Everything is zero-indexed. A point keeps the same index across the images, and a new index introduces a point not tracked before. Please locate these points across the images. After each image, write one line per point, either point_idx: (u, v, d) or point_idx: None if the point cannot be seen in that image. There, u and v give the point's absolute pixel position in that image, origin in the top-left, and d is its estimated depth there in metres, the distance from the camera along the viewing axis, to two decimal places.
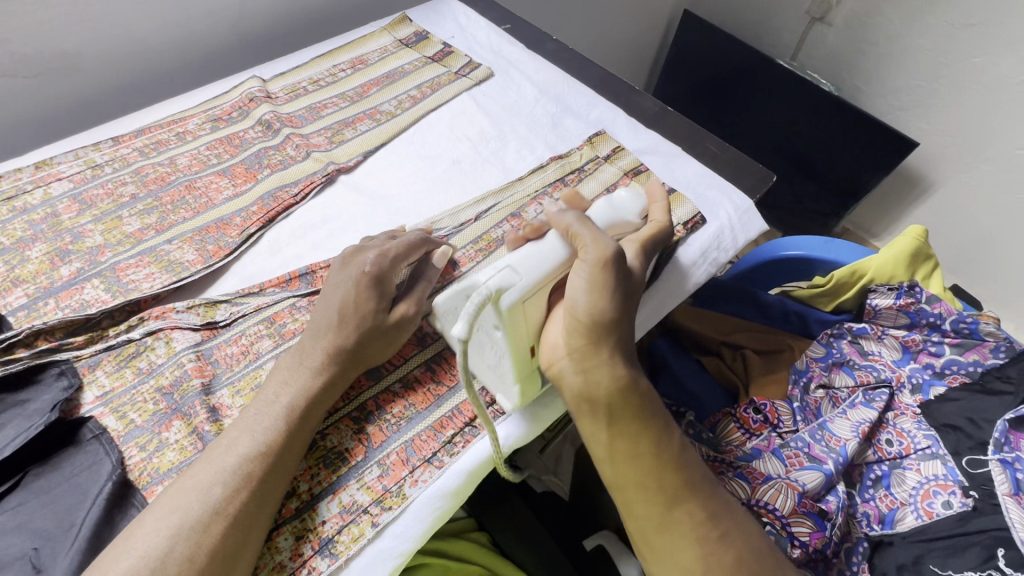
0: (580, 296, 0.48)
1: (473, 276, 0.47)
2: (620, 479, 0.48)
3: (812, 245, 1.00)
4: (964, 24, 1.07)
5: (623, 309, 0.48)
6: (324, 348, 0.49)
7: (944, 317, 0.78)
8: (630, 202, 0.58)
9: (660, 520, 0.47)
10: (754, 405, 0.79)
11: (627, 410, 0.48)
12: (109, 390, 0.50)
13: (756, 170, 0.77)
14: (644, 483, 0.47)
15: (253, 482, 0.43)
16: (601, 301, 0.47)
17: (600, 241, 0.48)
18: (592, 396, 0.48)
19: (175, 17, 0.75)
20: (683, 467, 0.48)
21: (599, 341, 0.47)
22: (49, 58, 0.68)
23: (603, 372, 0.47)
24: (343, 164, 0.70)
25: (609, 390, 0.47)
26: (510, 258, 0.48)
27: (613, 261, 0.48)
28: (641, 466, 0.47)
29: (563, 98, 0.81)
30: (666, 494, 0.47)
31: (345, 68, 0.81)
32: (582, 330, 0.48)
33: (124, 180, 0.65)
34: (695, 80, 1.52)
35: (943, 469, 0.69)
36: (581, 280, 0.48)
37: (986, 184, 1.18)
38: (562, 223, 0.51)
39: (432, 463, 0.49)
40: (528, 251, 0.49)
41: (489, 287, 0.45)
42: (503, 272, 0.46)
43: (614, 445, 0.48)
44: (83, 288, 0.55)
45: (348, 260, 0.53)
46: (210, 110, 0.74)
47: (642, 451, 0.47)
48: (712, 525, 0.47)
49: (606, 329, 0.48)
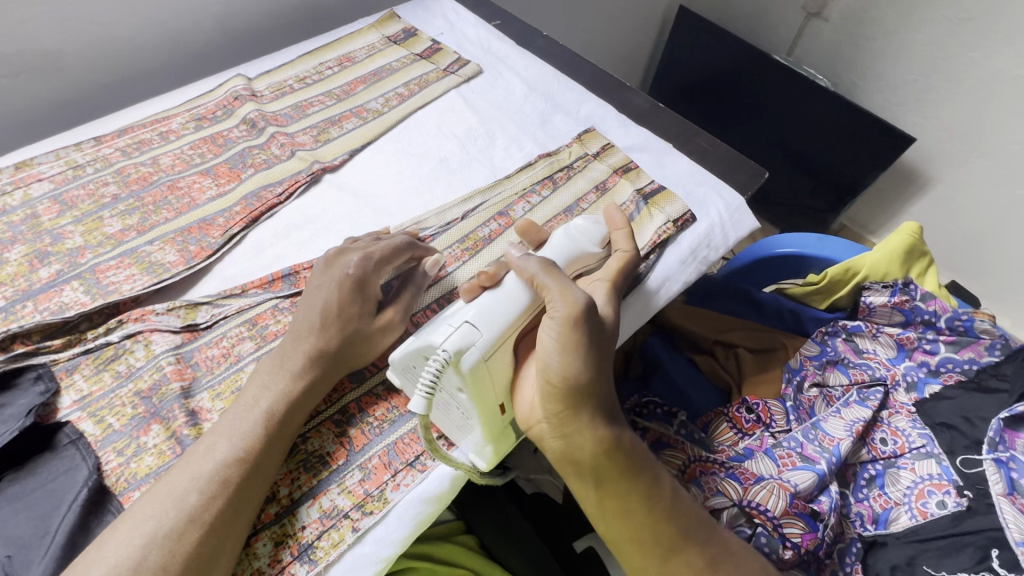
0: (550, 355, 0.46)
1: (431, 338, 0.45)
2: (615, 536, 0.48)
3: (805, 243, 0.99)
4: (960, 18, 1.06)
5: (597, 367, 0.46)
6: (306, 350, 0.48)
7: (939, 314, 0.77)
8: (591, 232, 0.57)
9: (659, 573, 0.47)
10: (746, 404, 0.77)
11: (615, 470, 0.46)
12: (87, 394, 0.49)
13: (748, 166, 0.75)
14: (638, 538, 0.47)
15: (231, 488, 0.42)
16: (571, 361, 0.45)
17: (568, 294, 0.46)
18: (576, 458, 0.46)
19: (158, 14, 0.74)
20: (675, 516, 0.47)
21: (576, 404, 0.46)
22: (29, 57, 0.67)
23: (584, 435, 0.46)
24: (329, 163, 0.69)
25: (590, 452, 0.46)
26: (471, 314, 0.46)
27: (582, 317, 0.46)
28: (634, 522, 0.47)
29: (553, 95, 0.80)
30: (662, 547, 0.47)
31: (332, 66, 0.80)
32: (554, 392, 0.45)
33: (106, 180, 0.64)
34: (690, 77, 1.51)
35: (938, 468, 0.68)
36: (549, 337, 0.46)
37: (983, 179, 1.17)
38: (526, 272, 0.49)
39: (415, 466, 0.48)
40: (489, 304, 0.47)
41: (448, 351, 0.43)
42: (462, 332, 0.44)
43: (604, 504, 0.47)
44: (62, 290, 0.55)
45: (332, 262, 0.52)
46: (194, 109, 0.73)
47: (633, 509, 0.47)
48: (711, 569, 0.47)
49: (581, 390, 0.46)
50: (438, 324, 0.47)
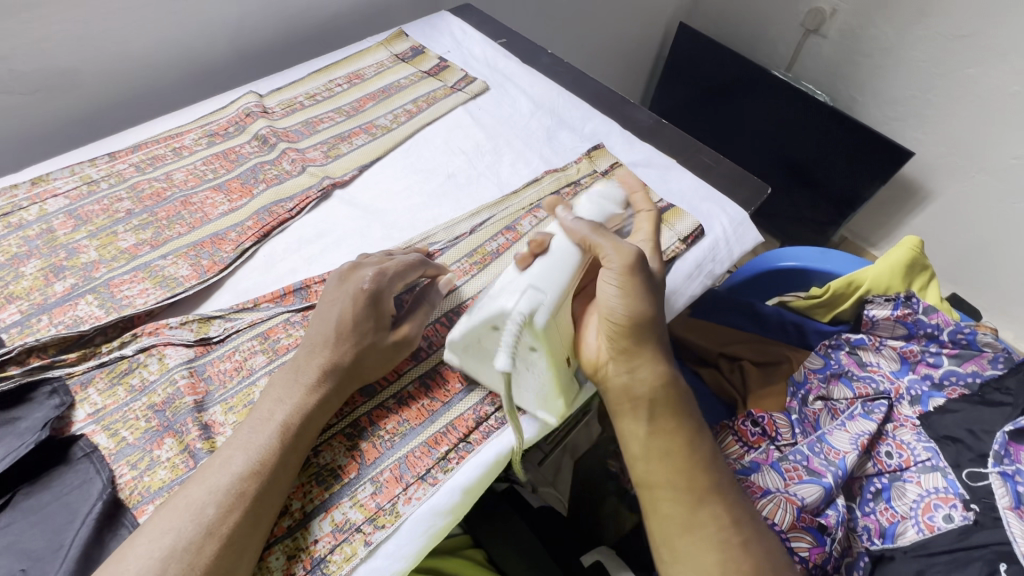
0: (613, 301, 0.51)
1: (501, 303, 0.49)
2: (650, 477, 0.50)
3: (807, 256, 1.00)
4: (956, 35, 1.08)
5: (657, 311, 0.51)
6: (320, 363, 0.49)
7: (942, 327, 0.78)
8: (613, 195, 0.60)
9: (686, 519, 0.48)
10: (752, 417, 0.79)
11: (670, 407, 0.51)
12: (101, 407, 0.50)
13: (750, 182, 0.77)
14: (675, 480, 0.49)
15: (247, 500, 0.42)
16: (633, 305, 0.50)
17: (621, 247, 0.51)
18: (635, 391, 0.51)
19: (173, 33, 0.76)
20: (711, 470, 0.50)
21: (638, 342, 0.51)
22: (46, 75, 0.68)
23: (647, 368, 0.51)
24: (339, 178, 0.70)
25: (652, 386, 0.51)
26: (530, 278, 0.50)
27: (636, 266, 0.51)
28: (674, 463, 0.50)
29: (558, 111, 0.82)
30: (694, 493, 0.49)
31: (341, 83, 0.82)
32: (622, 332, 0.51)
33: (120, 196, 0.65)
34: (690, 93, 1.54)
35: (944, 481, 0.68)
36: (608, 288, 0.51)
37: (983, 193, 1.18)
38: (575, 234, 0.53)
39: (426, 479, 0.48)
40: (547, 266, 0.51)
41: (522, 312, 0.48)
42: (530, 294, 0.49)
43: (649, 441, 0.51)
44: (77, 304, 0.55)
45: (347, 277, 0.53)
46: (206, 126, 0.74)
47: (677, 447, 0.50)
48: (735, 531, 0.48)
49: (644, 330, 0.51)
50: (500, 290, 0.51)
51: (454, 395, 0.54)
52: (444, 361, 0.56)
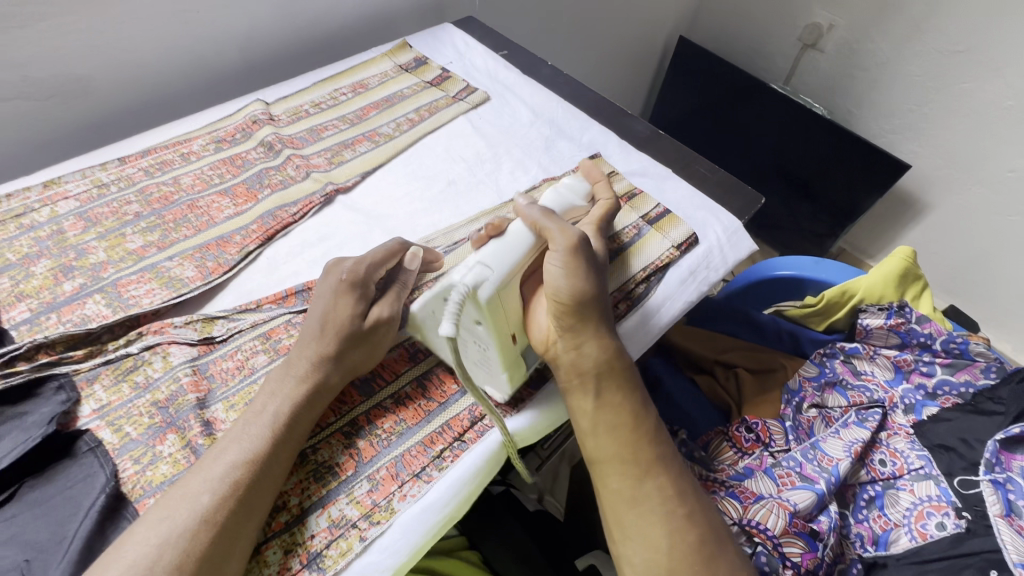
0: (558, 280, 0.52)
1: (448, 277, 0.49)
2: (599, 453, 0.51)
3: (802, 265, 1.01)
4: (952, 50, 1.09)
5: (600, 290, 0.53)
6: (310, 357, 0.50)
7: (934, 337, 0.79)
8: (579, 188, 0.63)
9: (633, 494, 0.49)
10: (746, 423, 0.80)
11: (615, 382, 0.52)
12: (106, 403, 0.51)
13: (745, 192, 0.78)
14: (622, 455, 0.50)
15: (240, 490, 0.43)
16: (578, 282, 0.51)
17: (566, 229, 0.53)
18: (582, 368, 0.52)
19: (184, 42, 0.78)
20: (658, 443, 0.51)
21: (584, 317, 0.52)
22: (61, 82, 0.71)
23: (592, 344, 0.52)
24: (342, 184, 0.72)
25: (598, 361, 0.52)
26: (480, 254, 0.50)
27: (580, 246, 0.53)
28: (621, 437, 0.50)
29: (557, 121, 0.84)
30: (640, 467, 0.49)
31: (346, 92, 0.84)
32: (567, 309, 0.51)
33: (129, 199, 0.67)
34: (689, 104, 1.56)
35: (936, 489, 0.69)
36: (556, 264, 0.52)
37: (979, 205, 1.19)
38: (529, 217, 0.54)
39: (421, 477, 0.50)
40: (496, 247, 0.51)
41: (466, 285, 0.47)
42: (477, 269, 0.48)
43: (598, 417, 0.51)
44: (85, 303, 0.57)
45: (329, 269, 0.54)
46: (214, 132, 0.76)
47: (623, 421, 0.51)
48: (680, 503, 0.49)
49: (590, 305, 0.52)
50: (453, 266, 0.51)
51: (450, 397, 0.55)
52: (440, 363, 0.58)
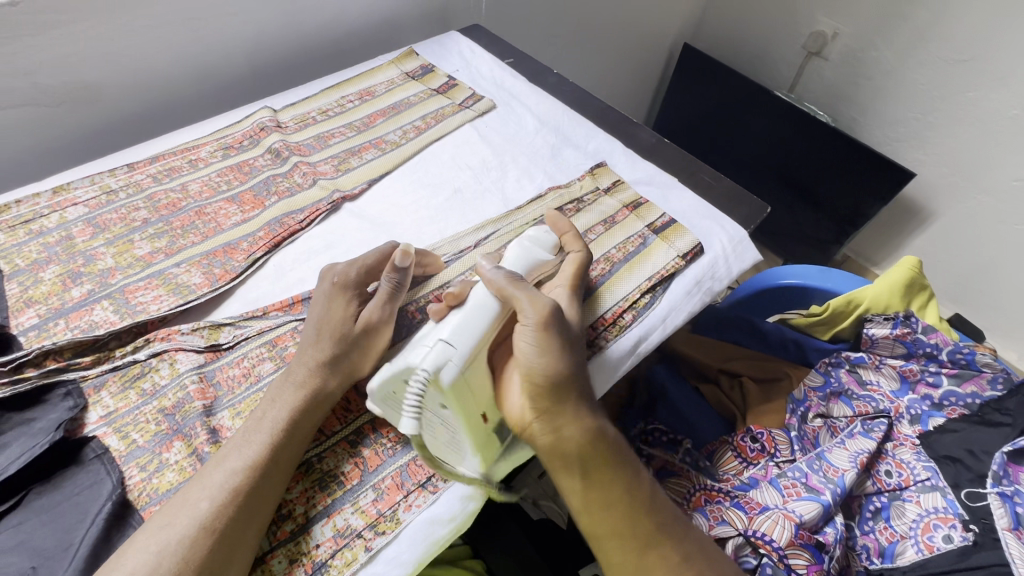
0: (529, 357, 0.50)
1: (407, 361, 0.49)
2: (596, 530, 0.50)
3: (808, 274, 1.01)
4: (957, 59, 1.10)
5: (573, 363, 0.51)
6: (307, 362, 0.51)
7: (941, 347, 0.78)
8: (544, 241, 0.62)
9: (637, 568, 0.48)
10: (750, 433, 0.80)
11: (600, 459, 0.50)
12: (113, 410, 0.51)
13: (750, 201, 0.78)
14: (620, 531, 0.49)
15: (240, 497, 0.43)
16: (552, 359, 0.50)
17: (536, 300, 0.52)
18: (564, 450, 0.49)
19: (193, 49, 0.78)
20: (653, 510, 0.50)
21: (560, 397, 0.49)
22: (71, 89, 0.71)
23: (571, 425, 0.49)
24: (348, 192, 0.72)
25: (579, 442, 0.49)
26: (443, 333, 0.50)
27: (550, 318, 0.51)
28: (615, 515, 0.49)
29: (563, 129, 0.84)
30: (641, 539, 0.49)
31: (353, 99, 0.85)
32: (540, 389, 0.49)
33: (137, 205, 0.67)
34: (694, 111, 1.57)
35: (943, 501, 0.68)
36: (526, 341, 0.51)
37: (984, 214, 1.19)
38: (494, 288, 0.53)
39: (427, 487, 0.50)
40: (461, 324, 0.51)
41: (427, 371, 0.47)
42: (438, 350, 0.48)
43: (589, 497, 0.49)
44: (93, 309, 0.57)
45: (323, 274, 0.56)
46: (222, 139, 0.77)
47: (616, 498, 0.49)
48: (685, 566, 0.49)
49: (564, 383, 0.50)
50: (414, 347, 0.50)
51: None
52: None
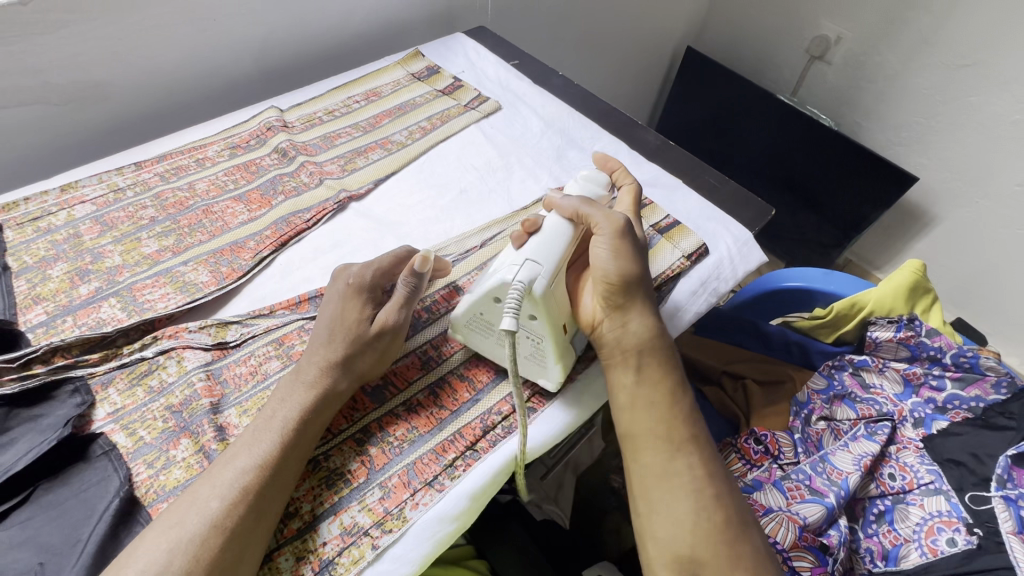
0: (606, 263, 0.53)
1: (499, 277, 0.51)
2: (634, 427, 0.52)
3: (812, 277, 1.01)
4: (959, 64, 1.10)
5: (644, 271, 0.54)
6: (317, 363, 0.51)
7: (945, 350, 0.78)
8: (598, 178, 0.63)
9: (663, 469, 0.50)
10: (755, 435, 0.79)
11: (656, 360, 0.53)
12: (121, 407, 0.51)
13: (755, 203, 0.78)
14: (657, 432, 0.51)
15: (250, 495, 0.43)
16: (627, 263, 0.53)
17: (610, 214, 0.53)
18: (626, 344, 0.53)
19: (201, 50, 0.79)
20: (691, 422, 0.52)
21: (631, 296, 0.53)
22: (80, 88, 0.71)
23: (637, 323, 0.53)
24: (355, 191, 0.72)
25: (642, 338, 0.53)
26: (528, 251, 0.52)
27: (626, 230, 0.54)
28: (657, 414, 0.51)
29: (568, 131, 0.84)
30: (674, 445, 0.50)
31: (359, 100, 0.85)
32: (614, 290, 0.53)
33: (145, 204, 0.68)
34: (697, 114, 1.57)
35: (947, 505, 0.68)
36: (603, 249, 0.53)
37: (987, 219, 1.19)
38: (569, 207, 0.55)
39: (433, 486, 0.50)
40: (545, 240, 0.53)
41: (522, 282, 0.50)
42: (529, 265, 0.51)
43: (636, 392, 0.52)
44: (100, 307, 0.57)
45: (337, 274, 0.56)
46: (229, 138, 0.77)
47: (661, 399, 0.52)
48: (709, 483, 0.49)
49: (636, 285, 0.54)
50: (499, 266, 0.53)
51: (462, 405, 0.55)
52: (453, 371, 0.58)
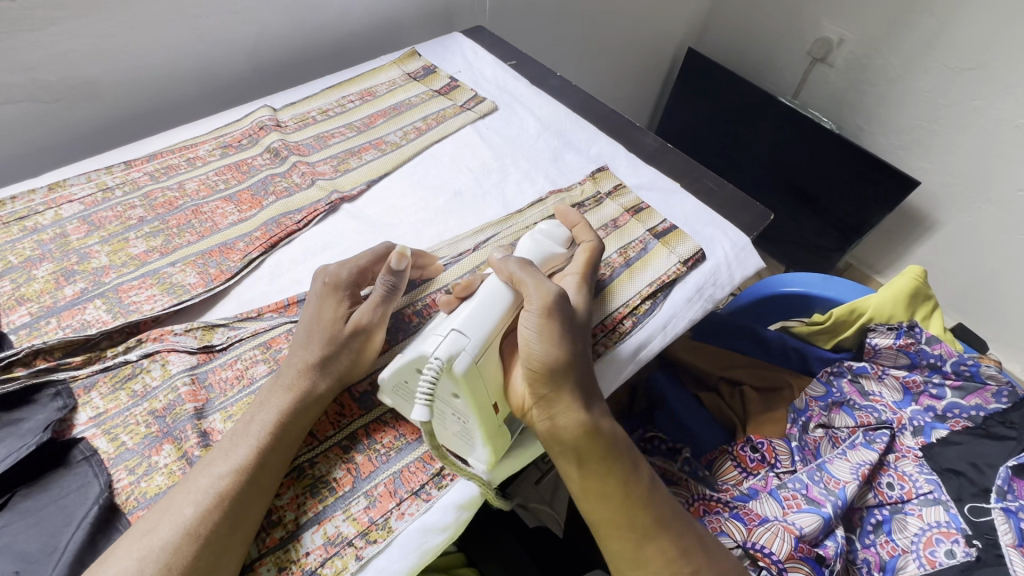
0: (532, 345, 0.50)
1: (421, 349, 0.48)
2: (595, 516, 0.51)
3: (810, 282, 1.00)
4: (962, 67, 1.09)
5: (573, 349, 0.50)
6: (297, 365, 0.50)
7: (945, 358, 0.77)
8: (555, 233, 0.62)
9: (634, 556, 0.49)
10: (751, 443, 0.79)
11: (597, 451, 0.50)
12: (103, 411, 0.50)
13: (754, 208, 0.77)
14: (618, 521, 0.50)
15: (226, 501, 0.43)
16: (552, 347, 0.49)
17: (542, 285, 0.51)
18: (562, 438, 0.50)
19: (194, 48, 0.78)
20: (653, 504, 0.50)
21: (558, 386, 0.49)
22: (70, 85, 0.71)
23: (568, 414, 0.49)
24: (347, 193, 0.71)
25: (577, 433, 0.49)
26: (455, 322, 0.49)
27: (554, 306, 0.51)
28: (614, 504, 0.50)
29: (565, 133, 0.83)
30: (640, 533, 0.49)
31: (354, 99, 0.84)
32: (542, 377, 0.49)
33: (133, 203, 0.67)
34: (698, 116, 1.56)
35: (945, 515, 0.68)
36: (529, 327, 0.50)
37: (988, 224, 1.18)
38: (504, 271, 0.53)
39: (419, 495, 0.49)
40: (476, 309, 0.50)
41: (440, 359, 0.46)
42: (451, 338, 0.48)
43: (587, 484, 0.50)
44: (85, 308, 0.56)
45: (316, 274, 0.55)
46: (221, 137, 0.76)
47: (614, 489, 0.50)
48: (685, 561, 0.50)
49: (564, 371, 0.49)
50: (427, 335, 0.50)
51: None
52: None
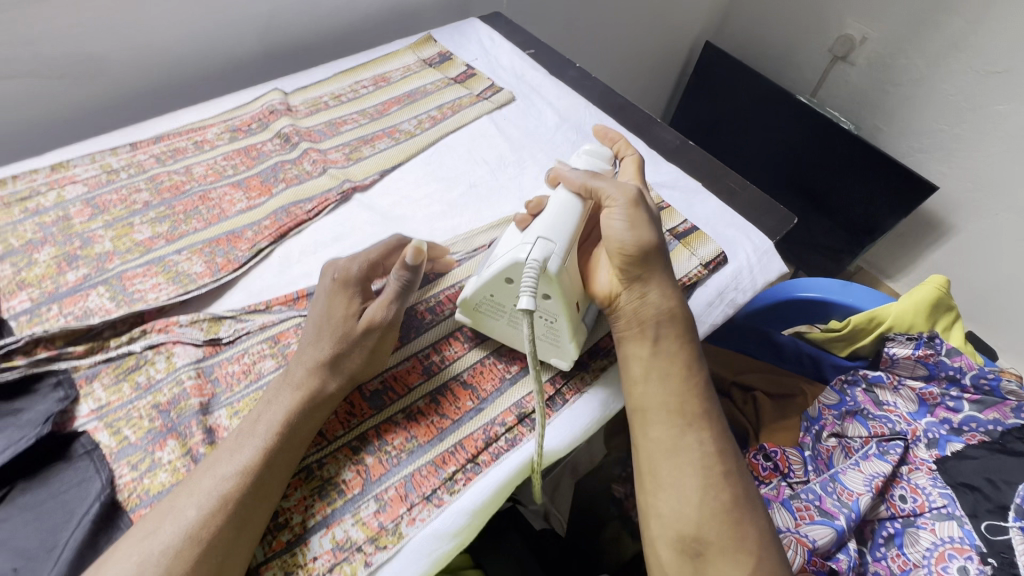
0: (622, 234, 0.51)
1: (511, 257, 0.50)
2: (645, 400, 0.50)
3: (828, 288, 0.97)
4: (990, 70, 1.06)
5: (660, 237, 0.53)
6: (306, 366, 0.48)
7: (965, 371, 0.74)
8: (601, 152, 0.61)
9: (671, 445, 0.48)
10: (763, 451, 0.77)
11: (672, 332, 0.52)
12: (105, 404, 0.49)
13: (776, 211, 0.75)
14: (669, 405, 0.50)
15: (230, 505, 0.41)
16: (644, 233, 0.52)
17: (622, 185, 0.53)
18: (643, 316, 0.52)
19: (203, 26, 0.75)
20: (705, 397, 0.51)
21: (648, 266, 0.52)
22: (75, 61, 0.68)
23: (657, 291, 0.52)
24: (359, 182, 0.69)
25: (659, 311, 0.52)
26: (538, 230, 0.50)
27: (638, 199, 0.53)
28: (669, 387, 0.50)
29: (583, 125, 0.81)
30: (685, 419, 0.49)
31: (367, 85, 0.81)
32: (633, 260, 0.51)
33: (139, 186, 0.64)
34: (714, 112, 1.53)
35: (959, 531, 0.66)
36: (618, 220, 0.52)
37: (1007, 231, 1.15)
38: (574, 184, 0.54)
39: (431, 500, 0.47)
40: (556, 219, 0.51)
41: (537, 260, 0.48)
42: (541, 243, 0.49)
43: (651, 365, 0.51)
44: (88, 295, 0.54)
45: (327, 270, 0.53)
46: (230, 120, 0.74)
47: (676, 370, 0.51)
48: (718, 460, 0.48)
49: (653, 253, 0.52)
50: (512, 246, 0.51)
51: (464, 414, 0.52)
52: (455, 377, 0.55)
